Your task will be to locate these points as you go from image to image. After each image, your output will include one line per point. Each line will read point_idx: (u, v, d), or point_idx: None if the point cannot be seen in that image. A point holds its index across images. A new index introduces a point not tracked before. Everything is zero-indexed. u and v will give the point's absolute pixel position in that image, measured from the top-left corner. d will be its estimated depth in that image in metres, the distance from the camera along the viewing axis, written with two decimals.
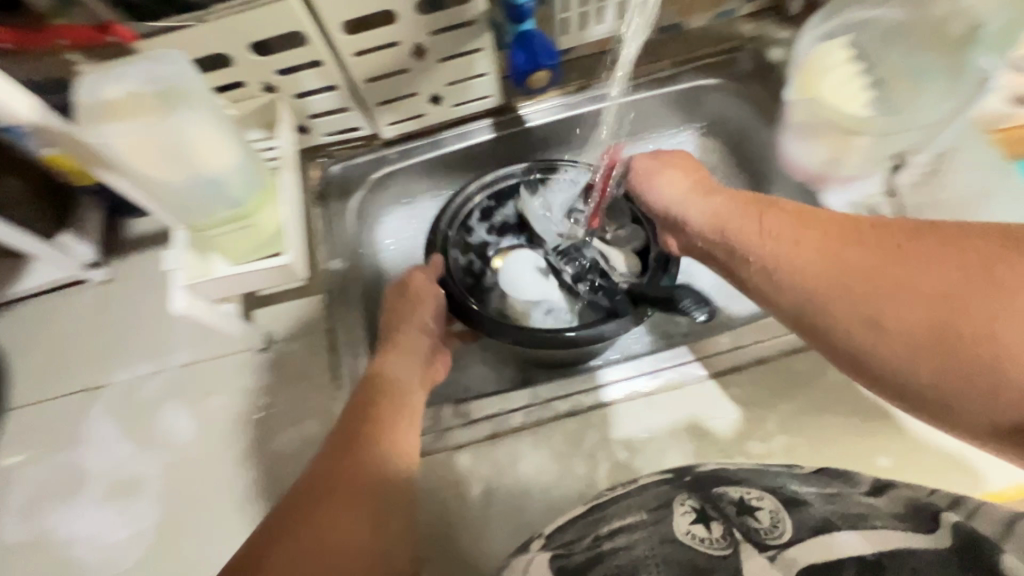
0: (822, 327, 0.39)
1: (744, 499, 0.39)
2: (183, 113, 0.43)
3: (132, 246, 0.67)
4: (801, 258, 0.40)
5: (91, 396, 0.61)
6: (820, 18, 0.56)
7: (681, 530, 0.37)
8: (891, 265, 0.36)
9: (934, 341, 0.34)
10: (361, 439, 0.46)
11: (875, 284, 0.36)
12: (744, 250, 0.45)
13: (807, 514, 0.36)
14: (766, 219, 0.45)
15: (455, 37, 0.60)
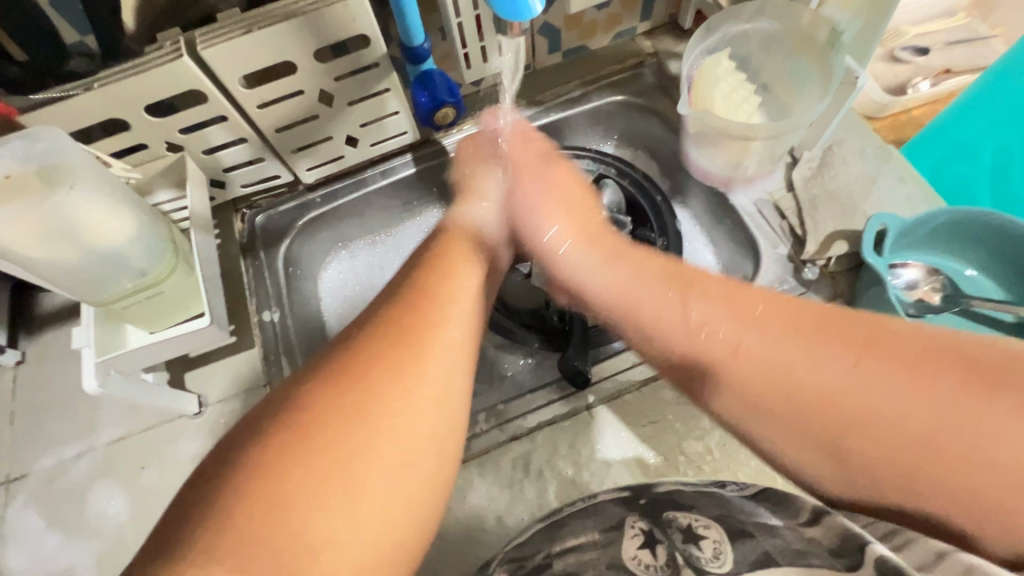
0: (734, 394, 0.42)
1: (691, 526, 0.37)
2: (70, 187, 0.38)
3: (47, 322, 0.65)
4: (719, 329, 0.44)
5: (12, 487, 0.58)
6: (702, 33, 0.59)
7: (629, 554, 0.37)
8: (792, 350, 0.40)
9: (827, 432, 0.38)
10: (412, 312, 0.44)
11: (791, 368, 0.40)
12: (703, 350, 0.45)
13: (750, 545, 0.35)
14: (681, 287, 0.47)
15: (362, 81, 0.58)
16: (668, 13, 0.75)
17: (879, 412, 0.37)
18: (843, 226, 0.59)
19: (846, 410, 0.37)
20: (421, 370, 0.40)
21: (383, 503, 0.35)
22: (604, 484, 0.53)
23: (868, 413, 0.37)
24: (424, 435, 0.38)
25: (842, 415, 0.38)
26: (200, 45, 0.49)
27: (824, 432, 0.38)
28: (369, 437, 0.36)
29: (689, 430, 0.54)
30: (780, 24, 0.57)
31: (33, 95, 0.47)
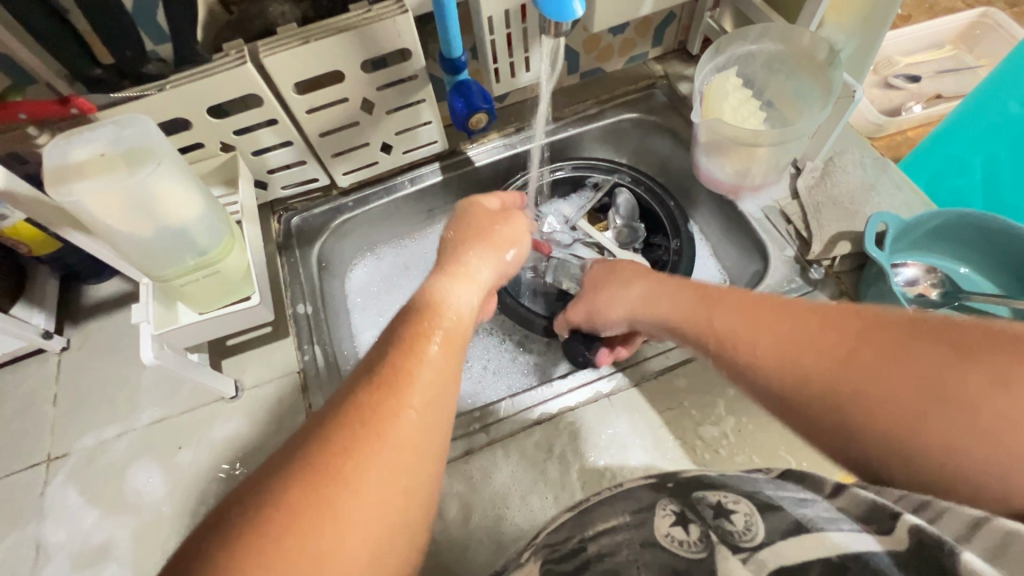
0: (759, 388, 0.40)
1: (721, 502, 0.38)
2: (149, 169, 0.43)
3: (94, 312, 0.69)
4: (725, 326, 0.43)
5: (54, 466, 0.60)
6: (712, 53, 0.64)
7: (662, 531, 0.38)
8: (753, 340, 0.40)
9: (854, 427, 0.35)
10: (398, 352, 0.38)
11: (760, 344, 0.40)
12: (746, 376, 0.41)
13: (781, 516, 0.35)
14: (716, 305, 0.44)
15: (400, 91, 0.64)
16: (678, 40, 0.82)
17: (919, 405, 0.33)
18: (846, 229, 0.63)
19: (885, 398, 0.33)
20: (413, 377, 0.36)
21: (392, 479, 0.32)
22: (623, 467, 0.55)
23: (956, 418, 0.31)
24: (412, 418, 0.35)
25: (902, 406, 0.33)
26: (262, 53, 0.54)
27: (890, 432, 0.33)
28: (342, 521, 0.30)
29: (705, 416, 0.57)
30: (782, 45, 0.63)
31: (112, 95, 0.52)
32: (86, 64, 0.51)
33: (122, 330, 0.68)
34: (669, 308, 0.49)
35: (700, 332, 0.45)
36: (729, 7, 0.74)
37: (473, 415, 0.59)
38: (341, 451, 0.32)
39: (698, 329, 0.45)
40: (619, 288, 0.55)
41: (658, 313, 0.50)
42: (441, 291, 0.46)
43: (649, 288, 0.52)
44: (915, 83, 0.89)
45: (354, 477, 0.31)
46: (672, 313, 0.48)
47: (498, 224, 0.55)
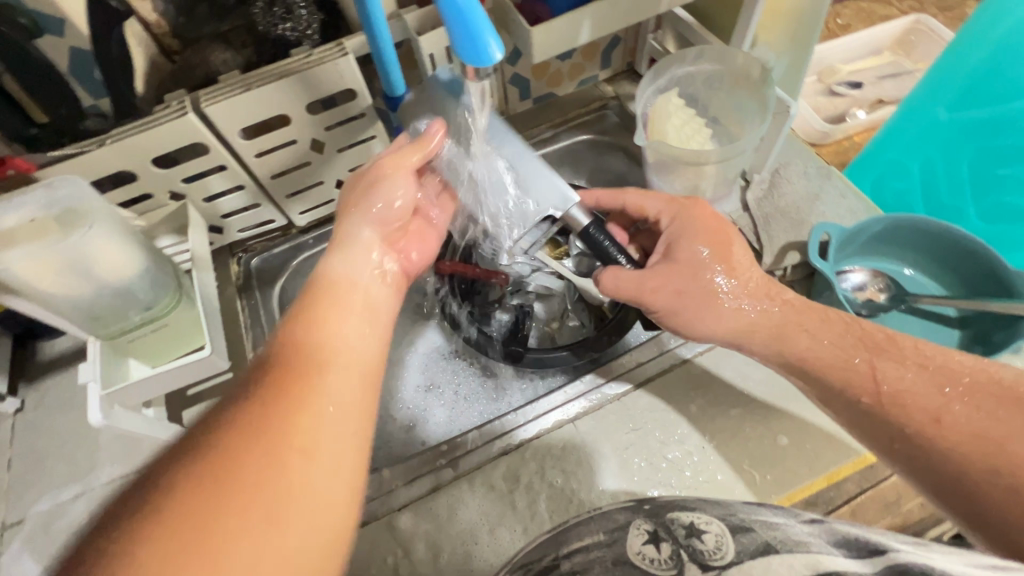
0: (837, 392, 0.49)
1: (693, 522, 0.39)
2: (83, 231, 0.42)
3: (48, 368, 0.67)
4: (809, 353, 0.51)
5: (7, 533, 0.58)
6: (654, 74, 0.66)
7: (634, 549, 0.38)
8: (882, 364, 0.47)
9: (904, 425, 0.45)
10: (298, 362, 0.38)
11: (793, 340, 0.52)
12: (779, 347, 0.52)
13: (749, 539, 0.36)
14: (826, 327, 0.51)
15: (350, 129, 0.64)
16: (625, 61, 0.84)
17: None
18: (795, 239, 0.64)
19: (949, 416, 0.43)
20: (319, 388, 0.37)
21: (326, 470, 0.34)
22: (591, 492, 0.55)
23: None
24: (322, 420, 0.35)
25: (990, 448, 0.40)
26: (204, 102, 0.54)
27: (981, 456, 0.41)
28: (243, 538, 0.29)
29: (669, 435, 0.57)
30: (718, 65, 0.65)
31: (51, 152, 0.52)
32: (21, 124, 0.51)
33: (77, 386, 0.66)
34: (786, 321, 0.52)
35: (793, 354, 0.51)
36: (669, 29, 0.76)
37: (441, 448, 0.59)
38: (254, 446, 0.32)
39: (792, 348, 0.52)
40: (701, 285, 0.54)
41: (759, 328, 0.53)
42: (331, 274, 0.47)
43: (773, 304, 0.53)
44: (858, 89, 0.92)
45: (266, 473, 0.32)
46: (763, 323, 0.53)
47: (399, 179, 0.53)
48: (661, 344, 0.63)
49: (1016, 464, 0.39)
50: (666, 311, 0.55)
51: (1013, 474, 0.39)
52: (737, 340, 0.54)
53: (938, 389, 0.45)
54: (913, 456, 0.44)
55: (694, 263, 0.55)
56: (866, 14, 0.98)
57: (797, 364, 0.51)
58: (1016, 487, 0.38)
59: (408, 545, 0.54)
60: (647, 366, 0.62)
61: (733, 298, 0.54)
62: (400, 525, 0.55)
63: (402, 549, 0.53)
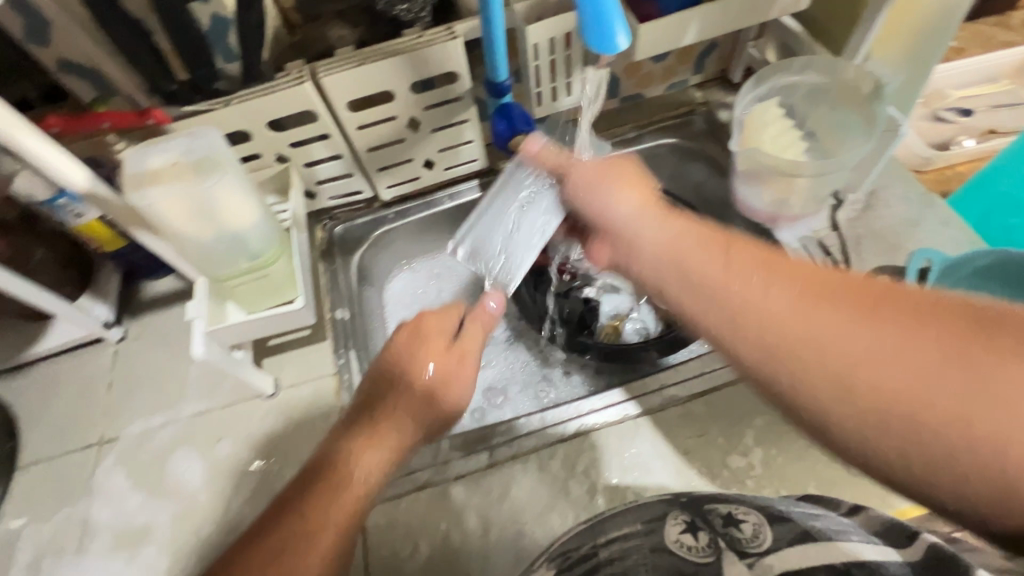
0: (734, 344, 0.33)
1: (732, 512, 0.41)
2: (215, 178, 0.46)
3: (148, 305, 0.74)
4: (725, 279, 0.34)
5: (103, 448, 0.64)
6: (755, 82, 0.64)
7: (672, 538, 0.41)
8: (740, 255, 0.35)
9: (829, 381, 0.30)
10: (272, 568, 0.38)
11: (680, 254, 0.38)
12: (713, 285, 0.35)
13: (789, 526, 0.39)
14: (680, 233, 0.39)
15: (446, 111, 0.67)
16: (719, 68, 0.82)
17: (893, 351, 0.29)
18: (887, 263, 0.62)
19: (850, 348, 0.29)
20: None
21: None
22: (646, 489, 0.55)
23: (920, 371, 0.28)
24: None
25: (843, 356, 0.29)
26: (321, 73, 0.58)
27: (827, 361, 0.30)
28: None
29: (732, 445, 0.56)
30: (825, 77, 0.63)
31: (183, 107, 0.57)
32: (164, 79, 0.56)
33: (172, 324, 0.72)
34: (656, 229, 0.40)
35: (714, 289, 0.35)
36: (772, 37, 0.74)
37: (497, 427, 0.59)
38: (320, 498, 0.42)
39: (670, 246, 0.38)
40: (609, 177, 0.46)
41: (663, 244, 0.39)
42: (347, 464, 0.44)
43: (661, 213, 0.42)
44: (967, 117, 0.87)
45: (318, 532, 0.40)
46: (632, 224, 0.42)
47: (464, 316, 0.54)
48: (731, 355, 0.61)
49: (856, 369, 0.29)
50: (589, 223, 0.48)
51: (856, 378, 0.29)
52: (619, 242, 0.43)
53: (768, 271, 0.34)
54: (731, 347, 0.33)
55: (603, 182, 0.46)
56: (983, 39, 0.93)
57: (655, 251, 0.39)
58: (877, 401, 0.29)
59: (459, 515, 0.56)
60: (692, 382, 0.60)
61: (621, 208, 0.44)
62: (454, 495, 0.57)
63: (453, 519, 0.55)
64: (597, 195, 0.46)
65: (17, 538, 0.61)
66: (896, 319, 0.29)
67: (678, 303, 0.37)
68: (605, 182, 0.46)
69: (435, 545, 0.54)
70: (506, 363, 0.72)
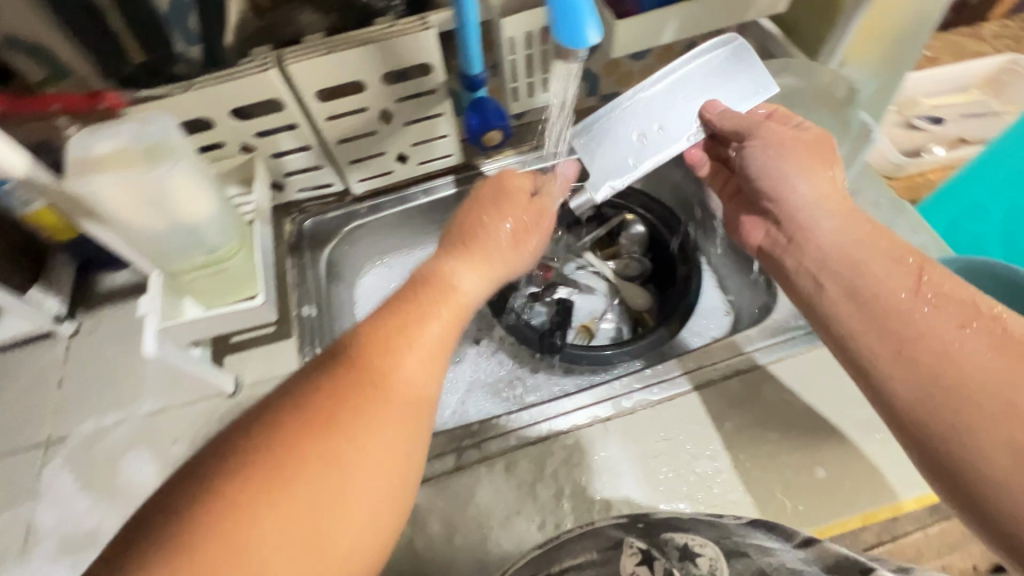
0: (857, 331, 0.47)
1: (687, 545, 0.44)
2: (166, 167, 0.44)
3: (105, 298, 0.71)
4: (876, 274, 0.47)
5: (50, 448, 0.61)
6: (732, 84, 0.64)
7: (627, 570, 0.45)
8: (878, 264, 0.47)
9: (929, 371, 0.42)
10: (326, 437, 0.35)
11: (840, 237, 0.50)
12: (858, 275, 0.47)
13: (742, 563, 0.43)
14: (852, 221, 0.50)
15: (419, 105, 0.65)
16: None
17: (992, 375, 0.40)
18: None
19: (976, 371, 0.40)
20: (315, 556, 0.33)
21: None
22: (614, 492, 0.54)
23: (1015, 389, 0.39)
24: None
25: (952, 365, 0.41)
26: (287, 60, 0.56)
27: (928, 360, 0.42)
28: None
29: (701, 450, 0.56)
30: (801, 81, 0.62)
31: (139, 91, 0.54)
32: (118, 61, 0.53)
33: (129, 319, 0.69)
34: (836, 232, 0.50)
35: (855, 272, 0.48)
36: (751, 40, 0.74)
37: (467, 430, 0.58)
38: (345, 399, 0.37)
39: (843, 252, 0.49)
40: (805, 162, 0.52)
41: (839, 236, 0.50)
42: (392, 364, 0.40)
43: (841, 211, 0.51)
44: (938, 125, 0.88)
45: (357, 440, 0.36)
46: (814, 223, 0.51)
47: (498, 204, 0.54)
48: (702, 358, 0.61)
49: (954, 382, 0.41)
50: (762, 191, 0.55)
51: (965, 388, 0.40)
52: (796, 225, 0.53)
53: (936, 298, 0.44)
54: (881, 330, 0.45)
55: (797, 164, 0.53)
56: (955, 49, 0.94)
57: (831, 261, 0.49)
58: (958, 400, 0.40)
59: (423, 519, 0.54)
60: (665, 386, 0.59)
61: (807, 194, 0.52)
62: (418, 499, 0.55)
63: (417, 524, 0.54)
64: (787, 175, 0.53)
65: None
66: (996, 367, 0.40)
67: (823, 285, 0.50)
68: (797, 160, 0.53)
69: (398, 551, 0.53)
70: (475, 361, 0.71)
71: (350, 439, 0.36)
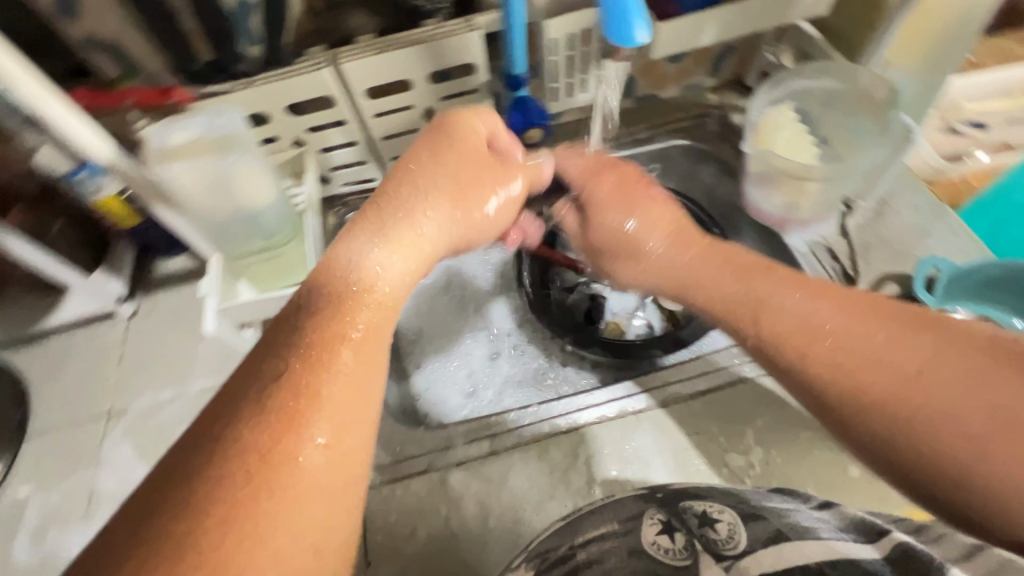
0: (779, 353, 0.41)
1: (706, 511, 0.40)
2: (233, 156, 0.47)
3: (161, 282, 0.75)
4: (753, 294, 0.44)
5: (111, 421, 0.65)
6: (770, 85, 0.65)
7: (648, 539, 0.39)
8: (782, 294, 0.42)
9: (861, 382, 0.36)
10: (242, 498, 0.29)
11: (711, 274, 0.47)
12: (732, 300, 0.45)
13: (761, 527, 0.38)
14: (712, 257, 0.48)
15: (461, 103, 0.67)
16: (734, 72, 0.82)
17: (927, 362, 0.35)
18: (895, 270, 0.62)
19: (905, 362, 0.35)
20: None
21: None
22: (644, 481, 0.55)
23: (935, 368, 0.34)
24: None
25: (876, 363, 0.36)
26: (341, 59, 0.59)
27: (852, 373, 0.36)
28: None
29: (732, 444, 0.57)
30: (841, 83, 0.63)
31: (206, 88, 0.58)
32: (188, 59, 0.57)
33: (183, 302, 0.73)
34: (687, 264, 0.48)
35: (734, 302, 0.45)
36: (789, 42, 0.74)
37: (500, 416, 0.60)
38: (290, 408, 0.32)
39: (719, 298, 0.46)
40: (617, 201, 0.53)
41: (667, 262, 0.49)
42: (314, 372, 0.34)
43: (677, 242, 0.50)
44: (982, 130, 0.87)
45: (272, 485, 0.30)
46: (695, 276, 0.48)
47: (456, 152, 0.47)
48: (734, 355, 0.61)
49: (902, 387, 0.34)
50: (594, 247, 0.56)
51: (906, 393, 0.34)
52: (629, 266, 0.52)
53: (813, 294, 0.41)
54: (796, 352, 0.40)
55: (611, 204, 0.53)
56: (1002, 53, 0.93)
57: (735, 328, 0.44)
58: (898, 412, 0.34)
59: (457, 500, 0.56)
60: (695, 381, 0.60)
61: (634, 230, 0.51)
62: (452, 481, 0.57)
63: (451, 504, 0.56)
64: (624, 274, 0.53)
65: (23, 504, 0.62)
66: (917, 351, 0.35)
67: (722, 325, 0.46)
68: (618, 202, 0.53)
69: (433, 529, 0.55)
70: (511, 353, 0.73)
71: (262, 479, 0.30)
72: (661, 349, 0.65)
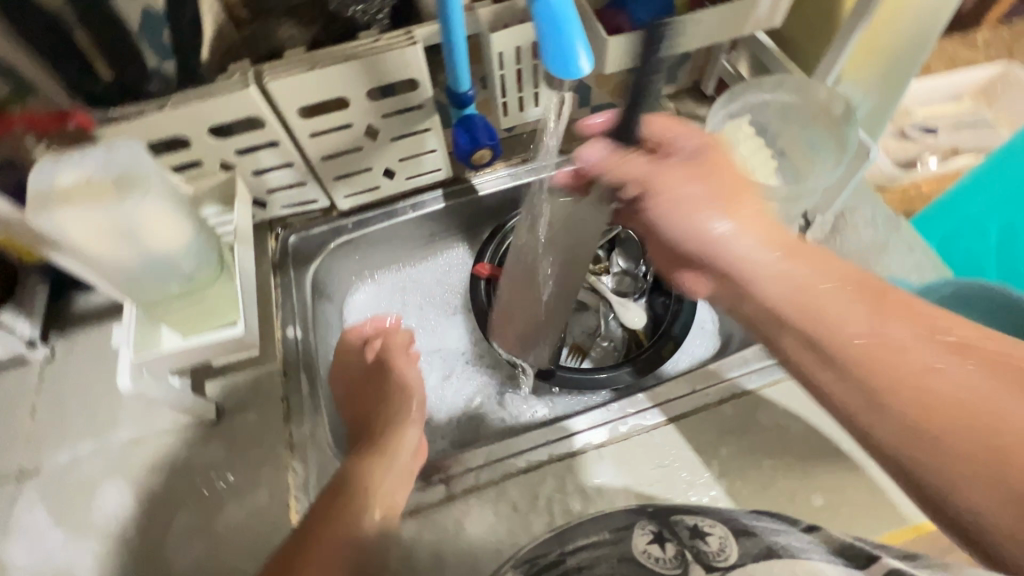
0: (862, 373, 0.40)
1: (698, 525, 0.41)
2: (131, 197, 0.41)
3: (79, 320, 0.68)
4: (841, 313, 0.41)
5: (23, 480, 0.59)
6: (727, 99, 0.63)
7: (639, 548, 0.40)
8: (865, 320, 0.40)
9: (955, 422, 0.36)
10: None
11: (804, 284, 0.43)
12: (817, 312, 0.42)
13: (752, 543, 0.39)
14: (809, 265, 0.44)
15: (405, 119, 0.62)
16: (691, 79, 0.79)
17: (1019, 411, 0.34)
18: None
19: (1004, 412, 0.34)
20: None
21: None
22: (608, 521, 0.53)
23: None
24: None
25: (966, 409, 0.35)
26: (267, 77, 0.53)
27: (942, 421, 0.36)
28: None
29: (696, 477, 0.55)
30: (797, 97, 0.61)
31: (111, 111, 0.52)
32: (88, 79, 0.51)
33: (106, 342, 0.66)
34: (776, 271, 0.45)
35: (823, 320, 0.42)
36: (745, 51, 0.72)
37: (455, 458, 0.57)
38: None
39: (817, 319, 0.42)
40: (694, 200, 0.47)
41: (750, 263, 0.45)
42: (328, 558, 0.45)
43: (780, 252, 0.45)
44: (932, 135, 0.87)
45: None
46: (781, 285, 0.44)
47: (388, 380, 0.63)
48: (697, 382, 0.59)
49: (1013, 440, 0.34)
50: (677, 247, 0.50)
51: (1011, 447, 0.33)
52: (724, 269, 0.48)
53: (904, 316, 0.40)
54: (885, 384, 0.38)
55: (688, 203, 0.48)
56: (949, 57, 0.94)
57: (813, 336, 0.42)
58: (992, 465, 0.34)
59: (411, 553, 0.53)
60: (660, 410, 0.58)
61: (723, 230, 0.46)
62: (405, 531, 0.53)
63: (405, 558, 0.52)
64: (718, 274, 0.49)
65: None
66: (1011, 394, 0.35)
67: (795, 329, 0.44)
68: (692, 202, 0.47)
69: None
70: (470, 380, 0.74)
71: None
72: (631, 375, 0.64)
